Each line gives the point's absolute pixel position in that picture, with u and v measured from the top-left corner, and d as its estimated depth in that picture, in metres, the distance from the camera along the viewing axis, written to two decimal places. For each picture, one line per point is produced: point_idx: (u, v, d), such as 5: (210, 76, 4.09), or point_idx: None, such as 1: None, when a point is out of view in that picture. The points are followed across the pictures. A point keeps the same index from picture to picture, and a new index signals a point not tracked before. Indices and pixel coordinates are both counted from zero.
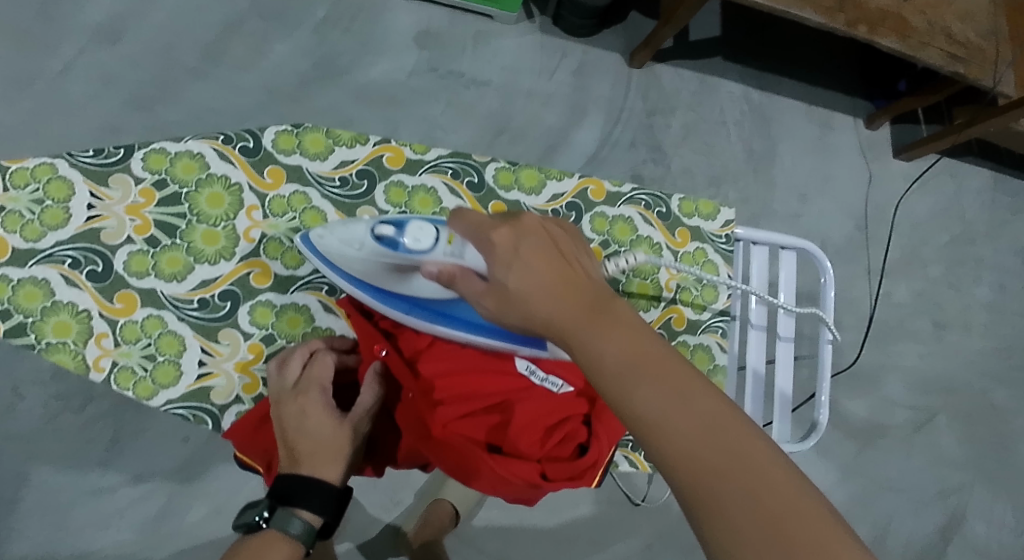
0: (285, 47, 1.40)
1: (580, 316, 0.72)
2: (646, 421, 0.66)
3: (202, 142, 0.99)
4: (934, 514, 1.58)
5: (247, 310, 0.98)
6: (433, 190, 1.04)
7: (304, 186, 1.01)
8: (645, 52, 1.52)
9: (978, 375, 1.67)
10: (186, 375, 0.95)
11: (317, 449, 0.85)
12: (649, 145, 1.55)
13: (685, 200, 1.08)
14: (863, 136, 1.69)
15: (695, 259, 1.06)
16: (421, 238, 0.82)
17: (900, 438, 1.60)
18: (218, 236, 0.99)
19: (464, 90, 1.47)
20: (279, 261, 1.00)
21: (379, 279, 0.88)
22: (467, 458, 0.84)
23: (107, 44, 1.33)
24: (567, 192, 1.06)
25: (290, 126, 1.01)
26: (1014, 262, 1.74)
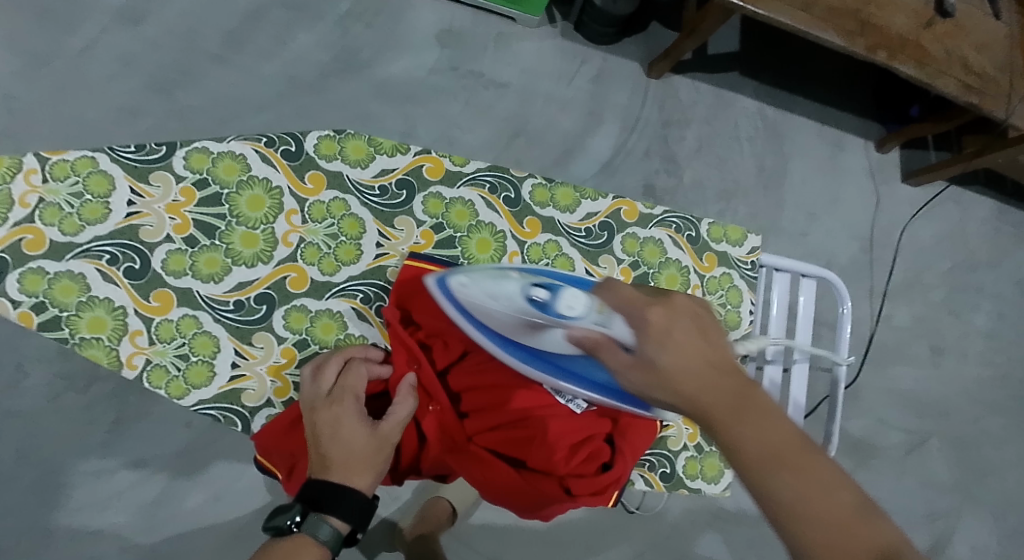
0: (307, 37, 1.39)
1: (725, 400, 0.72)
2: (783, 507, 0.67)
3: (244, 143, 0.99)
4: (921, 536, 1.60)
5: (282, 315, 0.98)
6: (470, 203, 1.05)
7: (344, 193, 1.02)
8: (665, 64, 1.52)
9: (971, 402, 1.69)
10: (219, 376, 0.95)
11: (350, 459, 0.84)
12: (663, 156, 1.56)
13: (714, 225, 1.09)
14: (873, 159, 1.70)
15: (721, 284, 1.08)
16: (574, 306, 0.83)
17: (892, 459, 1.62)
18: (256, 239, 0.99)
19: (483, 90, 1.47)
20: (315, 266, 1.00)
21: (513, 332, 0.87)
22: (493, 471, 0.89)
23: (127, 24, 1.32)
24: (600, 212, 1.07)
25: (333, 132, 1.02)
26: (1012, 292, 1.76)
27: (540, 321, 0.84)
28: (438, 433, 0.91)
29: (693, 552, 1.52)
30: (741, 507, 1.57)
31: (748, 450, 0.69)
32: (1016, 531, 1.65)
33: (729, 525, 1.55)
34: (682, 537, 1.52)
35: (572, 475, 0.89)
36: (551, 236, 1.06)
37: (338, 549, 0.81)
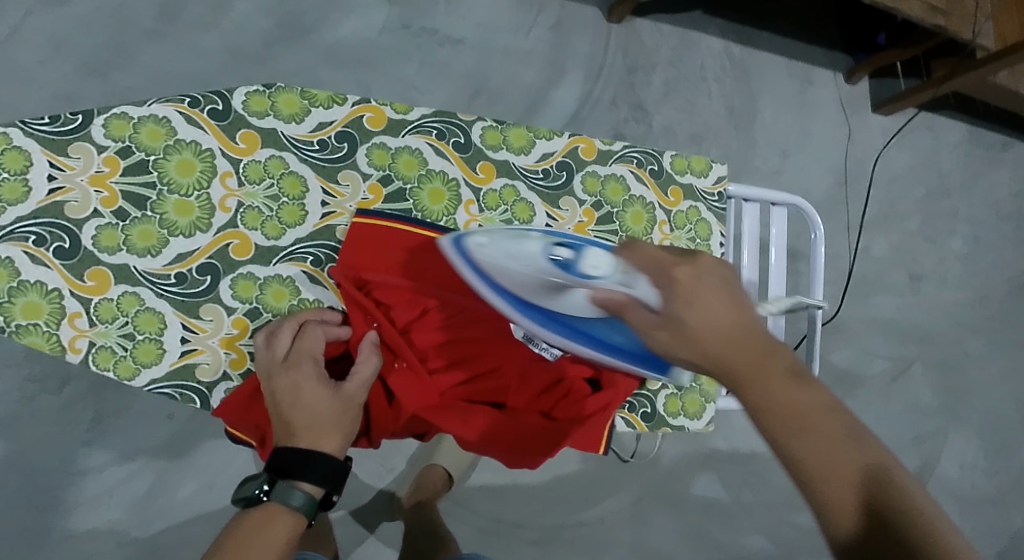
0: (248, 5, 1.34)
1: (752, 363, 0.67)
2: (815, 473, 0.62)
3: (167, 105, 0.91)
4: (911, 460, 1.61)
5: (230, 284, 0.92)
6: (417, 152, 0.98)
7: (280, 150, 0.94)
8: (624, 7, 1.47)
9: (953, 325, 1.69)
10: (170, 352, 0.90)
11: (314, 424, 0.81)
12: (630, 103, 1.52)
13: (677, 157, 1.06)
14: (843, 91, 1.67)
15: (688, 218, 1.05)
16: (597, 266, 0.78)
17: (878, 388, 1.62)
18: (191, 208, 0.92)
19: (438, 48, 1.43)
20: (258, 231, 0.93)
21: (532, 293, 0.83)
22: (475, 422, 0.89)
23: (57, 5, 1.26)
24: (558, 151, 1.01)
25: (262, 87, 0.94)
26: (987, 214, 1.75)
27: (563, 282, 0.80)
28: (405, 391, 0.87)
29: (686, 494, 1.54)
30: (733, 446, 1.58)
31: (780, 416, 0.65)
32: (1001, 447, 1.67)
33: (723, 465, 1.57)
34: (678, 480, 1.54)
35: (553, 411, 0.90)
36: (507, 180, 1.00)
37: (312, 513, 0.79)
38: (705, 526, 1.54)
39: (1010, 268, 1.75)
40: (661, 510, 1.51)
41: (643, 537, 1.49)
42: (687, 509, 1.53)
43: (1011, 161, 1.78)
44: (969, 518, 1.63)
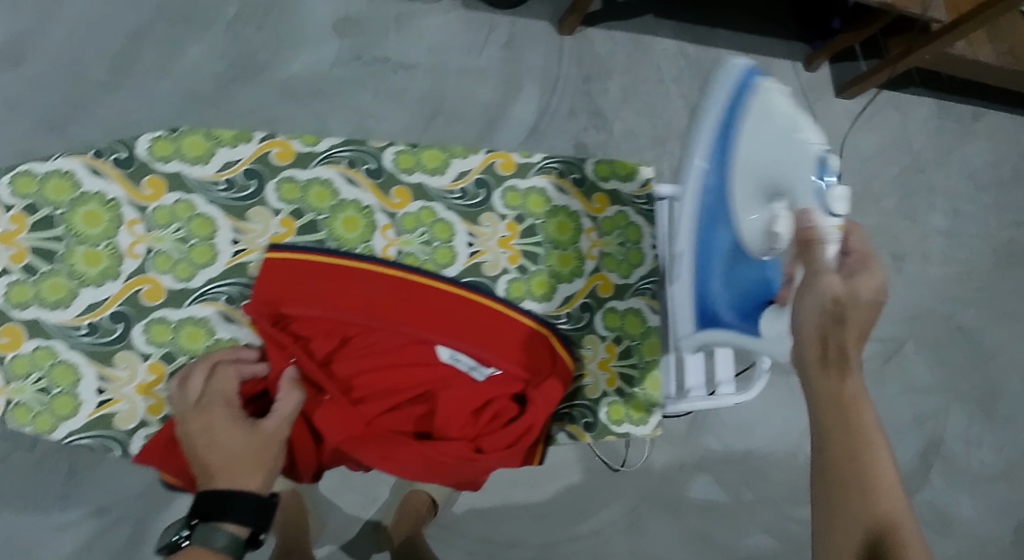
0: (198, 50, 1.35)
1: (844, 362, 0.79)
2: (843, 457, 0.78)
3: (72, 158, 0.92)
4: (912, 441, 1.59)
5: (144, 329, 0.94)
6: (328, 182, 0.98)
7: (187, 194, 0.96)
8: (574, 18, 1.48)
9: (941, 301, 1.67)
10: (86, 404, 0.92)
11: (234, 462, 0.82)
12: (589, 112, 1.52)
13: (600, 164, 1.05)
14: (803, 79, 1.67)
15: (616, 224, 1.05)
16: (834, 204, 0.75)
17: (870, 373, 1.60)
18: (99, 256, 0.94)
19: (392, 75, 1.43)
20: (169, 274, 0.95)
21: (758, 167, 0.81)
22: (399, 452, 0.87)
23: (10, 68, 1.28)
24: (474, 169, 1.01)
25: (165, 132, 0.95)
26: (965, 186, 1.73)
27: (780, 192, 0.79)
28: (334, 423, 0.88)
29: (682, 497, 1.52)
30: (726, 444, 1.56)
31: (841, 421, 0.78)
32: (1005, 419, 1.64)
33: (719, 465, 1.55)
34: (673, 484, 1.52)
35: (483, 436, 0.89)
36: (423, 202, 1.00)
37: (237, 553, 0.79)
38: (705, 528, 1.52)
39: (995, 238, 1.73)
40: (658, 516, 1.50)
41: (641, 544, 1.48)
42: (685, 512, 1.52)
43: (983, 131, 1.76)
44: (979, 495, 1.60)
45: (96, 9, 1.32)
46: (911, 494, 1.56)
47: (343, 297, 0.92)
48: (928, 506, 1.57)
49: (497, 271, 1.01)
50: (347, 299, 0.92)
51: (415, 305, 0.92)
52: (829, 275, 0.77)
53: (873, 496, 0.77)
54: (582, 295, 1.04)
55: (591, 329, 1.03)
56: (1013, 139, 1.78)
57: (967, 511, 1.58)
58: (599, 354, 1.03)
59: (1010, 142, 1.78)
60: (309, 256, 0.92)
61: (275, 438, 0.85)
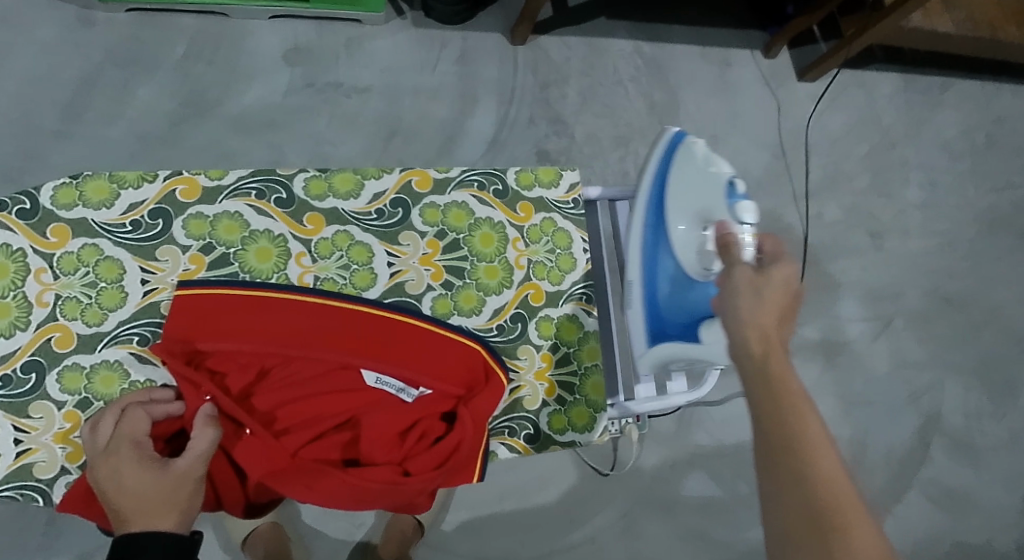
0: (149, 91, 1.36)
1: (768, 333, 0.78)
2: (778, 416, 0.73)
3: None
4: (910, 420, 1.55)
5: (56, 378, 0.86)
6: (238, 215, 0.92)
7: (93, 237, 0.88)
8: (525, 26, 1.47)
9: (926, 276, 1.64)
10: (5, 455, 0.84)
11: (145, 504, 0.75)
12: (548, 117, 1.52)
13: (522, 172, 1.00)
14: (764, 67, 1.65)
15: (544, 231, 0.99)
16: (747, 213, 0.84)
17: (859, 354, 1.57)
18: (8, 308, 0.86)
19: (345, 99, 1.43)
20: (79, 320, 0.87)
21: (680, 200, 0.90)
22: (322, 481, 0.83)
23: None
24: (388, 189, 0.96)
25: (68, 178, 0.89)
26: (940, 158, 1.71)
27: (703, 213, 0.87)
28: (254, 458, 0.82)
29: (677, 497, 1.49)
30: (716, 440, 1.54)
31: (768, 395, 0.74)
32: (1002, 389, 1.61)
33: (711, 462, 1.53)
34: (665, 485, 1.50)
35: (409, 457, 0.85)
36: (338, 226, 0.94)
37: None
38: (702, 526, 1.49)
39: (973, 206, 1.70)
40: (652, 518, 1.47)
41: (637, 549, 1.45)
42: (680, 512, 1.49)
43: (952, 101, 1.74)
44: (983, 468, 1.56)
45: (43, 60, 1.33)
46: (914, 474, 1.52)
47: (259, 326, 0.85)
48: (934, 484, 1.52)
49: (422, 289, 0.95)
50: (264, 328, 0.86)
51: (336, 329, 0.87)
52: (742, 266, 0.82)
53: (812, 454, 0.70)
54: (512, 306, 0.97)
55: (525, 339, 0.97)
56: (984, 105, 1.76)
57: (973, 486, 1.54)
58: (535, 364, 0.96)
59: (981, 109, 1.76)
60: (220, 291, 0.86)
61: (191, 477, 0.78)
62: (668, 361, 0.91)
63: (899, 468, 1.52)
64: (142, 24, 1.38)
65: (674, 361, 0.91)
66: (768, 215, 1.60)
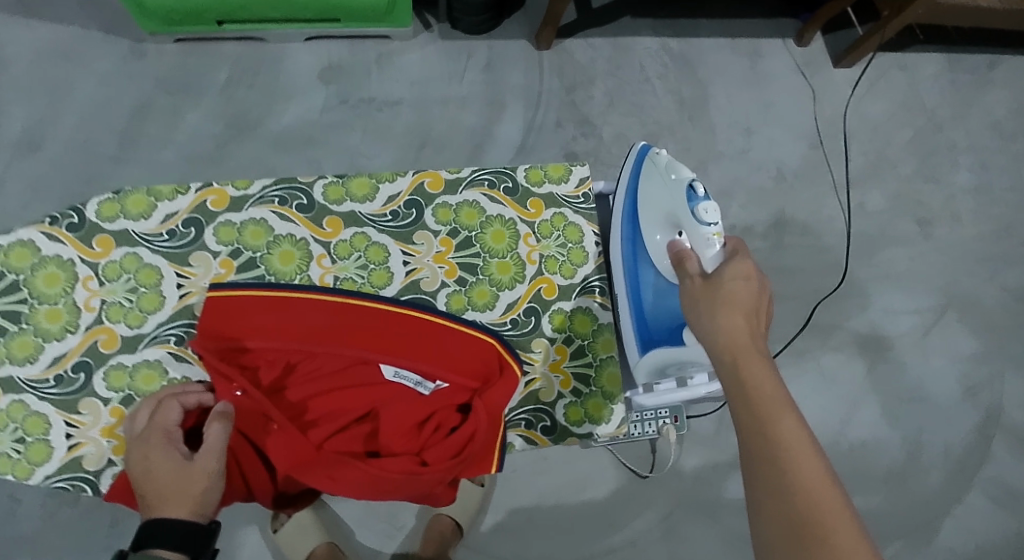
0: (196, 115, 1.43)
1: (736, 337, 0.82)
2: (752, 421, 0.77)
3: (28, 228, 0.95)
4: (968, 414, 1.51)
5: (102, 377, 0.95)
6: (263, 221, 0.99)
7: (133, 247, 0.97)
8: (549, 31, 1.51)
9: (981, 263, 1.59)
10: (58, 448, 0.93)
11: (166, 493, 0.82)
12: (576, 121, 1.54)
13: (531, 169, 1.05)
14: (797, 55, 1.64)
15: (554, 226, 1.03)
16: (709, 212, 0.90)
17: (909, 347, 1.53)
18: (60, 313, 0.95)
19: (378, 113, 1.48)
20: (122, 322, 0.96)
21: (650, 211, 0.97)
22: (344, 472, 0.87)
23: (30, 154, 1.38)
24: (402, 191, 1.02)
25: (110, 193, 0.97)
26: (988, 139, 1.66)
27: (674, 219, 0.93)
28: (283, 451, 0.87)
29: (722, 497, 1.48)
30: None
31: (739, 404, 0.79)
32: None
33: None
34: (708, 486, 1.49)
35: (426, 448, 0.89)
36: (356, 229, 1.00)
37: None
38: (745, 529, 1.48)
39: None
40: (694, 521, 1.47)
41: (680, 551, 1.45)
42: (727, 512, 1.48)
43: (1001, 78, 1.70)
44: None
45: (100, 90, 1.42)
46: (975, 472, 1.48)
47: (284, 325, 0.91)
48: (995, 483, 1.48)
49: (436, 286, 1.00)
50: (288, 326, 0.91)
51: (354, 326, 0.91)
52: (694, 275, 0.90)
53: (786, 457, 0.74)
54: (526, 300, 1.01)
55: (539, 332, 1.00)
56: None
57: None
58: (549, 356, 1.00)
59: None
60: (246, 292, 0.92)
61: (206, 471, 0.83)
62: (662, 367, 0.96)
63: (958, 464, 1.48)
64: (189, 50, 1.45)
65: (669, 367, 0.96)
66: (808, 208, 1.57)
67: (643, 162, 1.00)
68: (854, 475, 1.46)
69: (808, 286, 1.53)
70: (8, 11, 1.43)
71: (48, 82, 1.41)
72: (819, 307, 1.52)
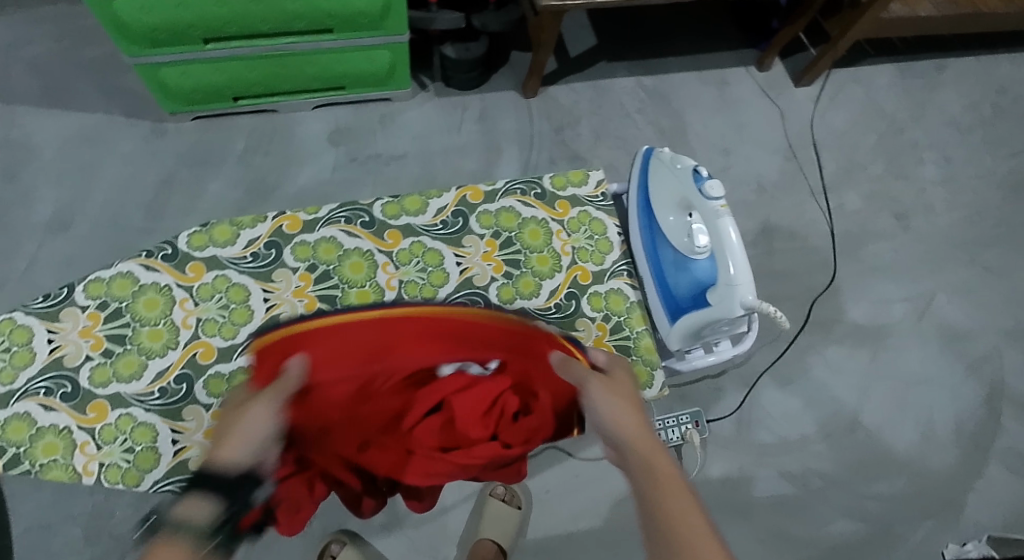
0: (217, 184, 1.53)
1: (624, 396, 0.92)
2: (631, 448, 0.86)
3: (128, 260, 1.05)
4: (973, 388, 1.61)
5: (202, 385, 1.04)
6: (333, 239, 1.10)
7: (222, 269, 1.07)
8: (534, 80, 1.64)
9: (960, 247, 1.72)
10: (165, 455, 1.01)
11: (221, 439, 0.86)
12: (568, 156, 1.67)
13: (555, 176, 1.17)
14: (760, 79, 1.80)
15: (581, 222, 1.15)
16: (714, 189, 1.08)
17: (905, 333, 1.63)
18: (161, 333, 1.05)
19: (385, 167, 1.60)
20: (217, 336, 1.05)
21: (662, 198, 1.16)
22: (434, 466, 0.98)
23: (62, 233, 1.47)
24: (449, 204, 1.13)
25: (199, 226, 1.08)
26: (948, 136, 1.82)
27: (686, 199, 1.12)
28: (380, 461, 0.98)
29: (752, 497, 1.49)
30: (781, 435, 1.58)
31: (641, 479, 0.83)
32: None
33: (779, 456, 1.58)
34: (737, 487, 1.50)
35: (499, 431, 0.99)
36: (413, 238, 1.12)
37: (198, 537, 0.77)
38: (782, 525, 1.48)
39: (994, 175, 1.80)
40: (728, 521, 1.48)
41: None
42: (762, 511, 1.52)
43: (950, 80, 1.87)
44: None
45: (126, 169, 1.52)
46: (990, 444, 1.57)
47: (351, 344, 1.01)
48: (1011, 453, 1.56)
49: (487, 281, 1.11)
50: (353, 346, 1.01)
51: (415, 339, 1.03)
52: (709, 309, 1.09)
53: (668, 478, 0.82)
54: (565, 287, 1.12)
55: (580, 313, 1.11)
56: (984, 78, 1.89)
57: None
58: (592, 333, 1.10)
59: (981, 83, 1.88)
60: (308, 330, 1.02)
61: (259, 421, 0.87)
62: (691, 332, 1.13)
63: (972, 438, 1.57)
64: (206, 126, 1.57)
65: (696, 332, 1.13)
66: (790, 214, 1.70)
67: (651, 160, 1.19)
68: (872, 458, 1.54)
69: (801, 286, 1.64)
70: (36, 107, 1.54)
71: (76, 166, 1.51)
72: (816, 304, 1.63)
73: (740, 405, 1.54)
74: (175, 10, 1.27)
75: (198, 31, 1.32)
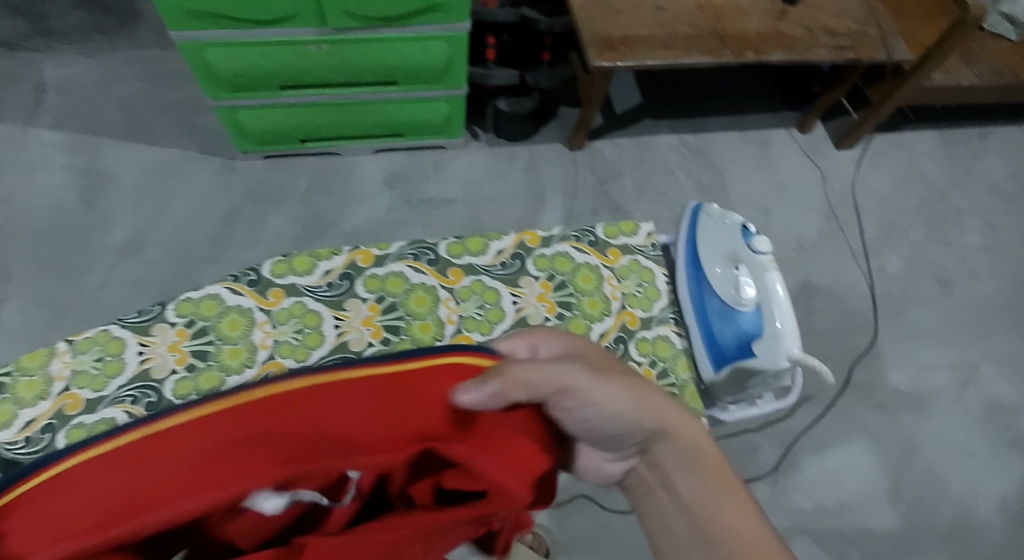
0: (279, 218, 1.61)
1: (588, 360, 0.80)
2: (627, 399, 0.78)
3: (218, 282, 1.08)
4: (1016, 462, 1.61)
5: None
6: (401, 273, 1.14)
7: (299, 296, 1.10)
8: (580, 134, 1.71)
9: (1003, 316, 1.74)
10: None
11: None
12: (609, 208, 1.72)
13: (607, 226, 1.23)
14: (801, 141, 1.86)
15: (631, 269, 1.20)
16: (762, 243, 1.17)
17: (948, 400, 1.65)
18: (240, 351, 1.06)
19: (436, 211, 1.67)
20: (291, 358, 1.07)
21: (712, 251, 1.22)
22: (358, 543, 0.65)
23: (132, 256, 1.55)
24: (508, 246, 1.18)
25: (282, 255, 1.12)
26: (991, 203, 1.85)
27: (735, 252, 1.19)
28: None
29: None
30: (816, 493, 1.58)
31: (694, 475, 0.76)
32: None
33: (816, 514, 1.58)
34: None
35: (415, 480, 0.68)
36: (473, 276, 1.16)
37: None
38: None
39: None
40: None
41: None
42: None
43: (995, 148, 1.92)
44: None
45: (196, 200, 1.61)
46: None
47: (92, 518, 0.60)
48: None
49: (540, 320, 1.15)
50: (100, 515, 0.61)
51: (213, 441, 0.65)
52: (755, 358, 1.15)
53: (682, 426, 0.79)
54: (614, 330, 1.16)
55: (628, 357, 1.15)
56: None
57: None
58: None
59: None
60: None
61: None
62: (735, 380, 1.18)
63: (1017, 511, 1.57)
64: (273, 165, 1.66)
65: (739, 380, 1.18)
66: (830, 274, 1.73)
67: (700, 217, 1.26)
68: (914, 528, 1.54)
69: (840, 346, 1.67)
70: (119, 139, 1.64)
71: (150, 195, 1.61)
72: (856, 367, 1.65)
73: (777, 464, 1.55)
74: (259, 59, 1.36)
75: (278, 79, 1.41)
